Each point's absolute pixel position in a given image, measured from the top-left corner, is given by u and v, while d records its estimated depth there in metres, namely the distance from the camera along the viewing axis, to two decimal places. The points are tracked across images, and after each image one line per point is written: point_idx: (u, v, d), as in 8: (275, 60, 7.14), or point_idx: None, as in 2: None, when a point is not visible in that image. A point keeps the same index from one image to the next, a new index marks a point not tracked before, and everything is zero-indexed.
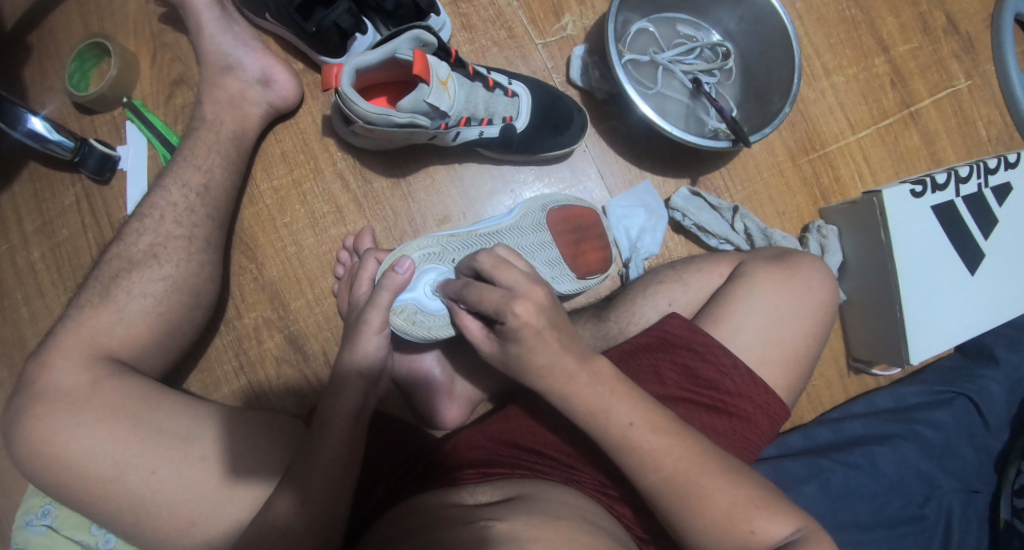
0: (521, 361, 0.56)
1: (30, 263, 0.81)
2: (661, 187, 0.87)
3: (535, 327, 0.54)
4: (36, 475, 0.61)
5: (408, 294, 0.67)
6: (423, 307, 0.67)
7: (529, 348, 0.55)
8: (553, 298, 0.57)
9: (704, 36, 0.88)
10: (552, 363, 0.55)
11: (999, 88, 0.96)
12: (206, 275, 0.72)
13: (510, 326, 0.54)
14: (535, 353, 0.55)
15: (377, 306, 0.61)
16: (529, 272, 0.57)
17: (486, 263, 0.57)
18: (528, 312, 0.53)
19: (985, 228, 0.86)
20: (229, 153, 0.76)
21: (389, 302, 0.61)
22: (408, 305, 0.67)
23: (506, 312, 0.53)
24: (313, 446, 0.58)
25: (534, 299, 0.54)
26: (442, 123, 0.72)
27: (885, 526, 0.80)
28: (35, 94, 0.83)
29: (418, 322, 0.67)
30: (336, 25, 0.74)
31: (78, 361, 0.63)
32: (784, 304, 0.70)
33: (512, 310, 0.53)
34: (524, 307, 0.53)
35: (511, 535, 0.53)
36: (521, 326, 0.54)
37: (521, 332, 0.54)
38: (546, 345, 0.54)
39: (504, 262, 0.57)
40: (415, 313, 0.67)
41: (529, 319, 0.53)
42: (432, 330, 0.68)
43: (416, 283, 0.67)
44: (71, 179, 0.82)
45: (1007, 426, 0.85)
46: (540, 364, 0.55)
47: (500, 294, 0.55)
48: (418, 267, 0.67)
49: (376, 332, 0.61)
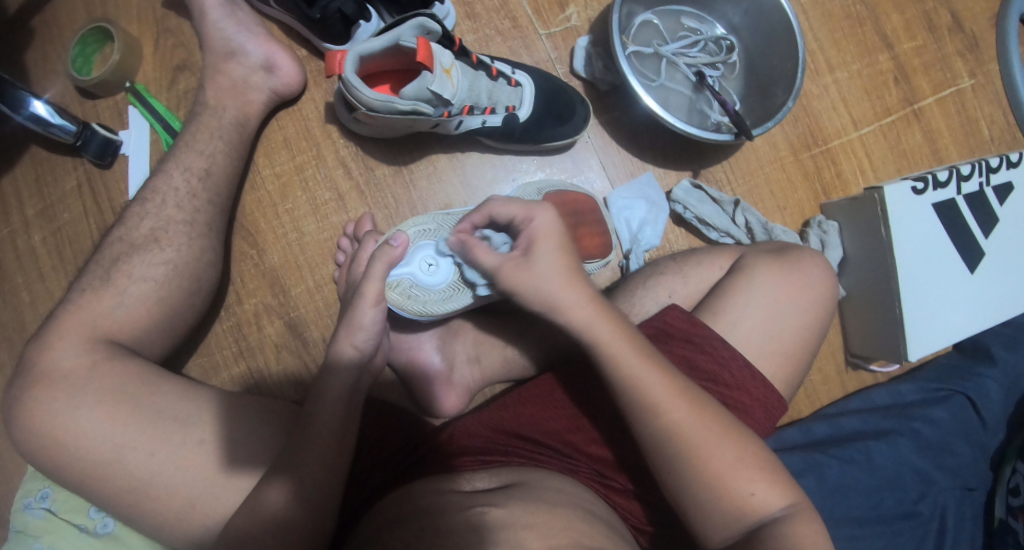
0: (543, 271, 0.57)
1: (31, 247, 0.81)
2: (663, 179, 0.87)
3: (556, 232, 0.59)
4: (35, 457, 0.61)
5: (403, 269, 0.69)
6: (418, 282, 0.69)
7: (554, 250, 0.58)
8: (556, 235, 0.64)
9: (709, 29, 0.88)
10: (569, 271, 0.58)
11: (1002, 87, 0.96)
12: (207, 260, 0.72)
13: (539, 222, 0.59)
14: (557, 261, 0.58)
15: (372, 278, 0.61)
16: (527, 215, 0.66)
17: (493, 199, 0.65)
18: (550, 215, 0.60)
19: (985, 227, 0.86)
20: (232, 139, 0.76)
21: (383, 274, 0.61)
22: (403, 279, 0.69)
23: (535, 209, 0.59)
24: (307, 423, 0.58)
25: (550, 214, 0.62)
26: (445, 111, 0.72)
27: (880, 521, 0.80)
28: (38, 78, 0.83)
29: (413, 296, 0.70)
30: (340, 11, 0.74)
31: (79, 343, 0.63)
32: (783, 297, 0.71)
33: (543, 206, 0.59)
34: (549, 209, 0.60)
35: (507, 521, 0.53)
36: (548, 223, 0.59)
37: (548, 229, 0.59)
38: (563, 253, 0.59)
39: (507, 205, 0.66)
40: (411, 287, 0.69)
41: (553, 218, 0.60)
42: (427, 304, 0.70)
43: (412, 258, 0.69)
44: (73, 163, 0.82)
45: (1003, 425, 0.85)
46: (560, 278, 0.57)
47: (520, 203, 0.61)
48: (414, 242, 0.70)
49: (373, 305, 0.60)
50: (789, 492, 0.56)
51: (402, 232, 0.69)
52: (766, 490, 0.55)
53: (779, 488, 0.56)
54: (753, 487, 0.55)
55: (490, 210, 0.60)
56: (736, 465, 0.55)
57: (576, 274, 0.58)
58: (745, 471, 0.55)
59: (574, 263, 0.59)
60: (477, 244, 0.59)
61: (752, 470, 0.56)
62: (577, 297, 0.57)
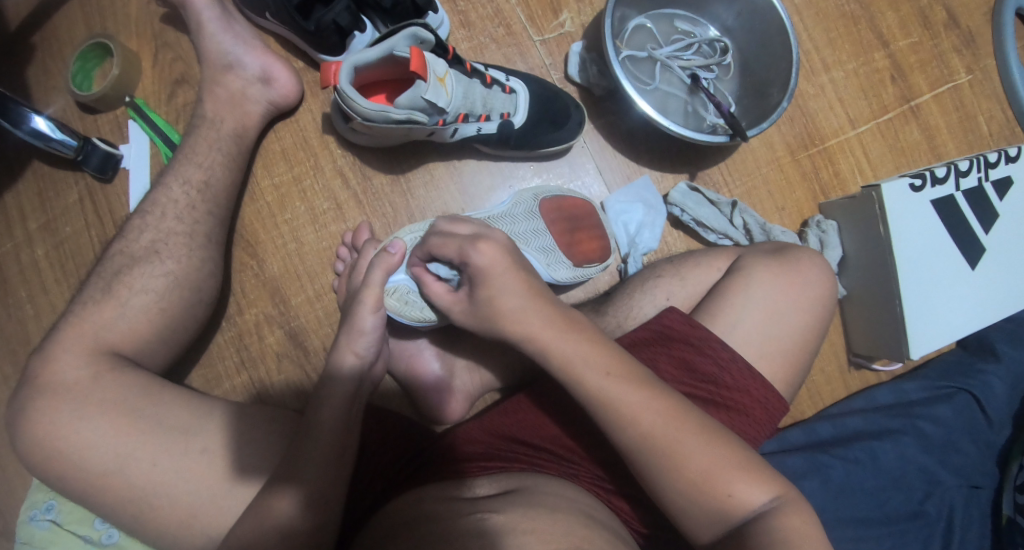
0: (492, 310, 0.60)
1: (34, 261, 0.82)
2: (660, 183, 0.87)
3: (498, 267, 0.60)
4: (39, 468, 0.61)
5: (401, 274, 0.70)
6: (415, 287, 0.70)
7: (495, 286, 0.59)
8: (514, 248, 0.64)
9: (702, 31, 0.89)
10: (518, 306, 0.59)
11: (1000, 82, 0.96)
12: (207, 271, 0.73)
13: (476, 265, 0.60)
14: (498, 296, 0.59)
15: (372, 285, 0.62)
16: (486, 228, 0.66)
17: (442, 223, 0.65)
18: (490, 248, 0.60)
19: (985, 222, 0.85)
20: (230, 150, 0.77)
21: (382, 281, 0.62)
22: (400, 285, 0.69)
23: (472, 251, 0.60)
24: (310, 428, 0.58)
25: (495, 241, 0.61)
26: (440, 119, 0.72)
27: (886, 521, 0.79)
28: (39, 93, 0.84)
29: (411, 302, 0.69)
30: (335, 23, 0.75)
31: (81, 355, 0.63)
32: (781, 297, 0.70)
33: (476, 246, 0.59)
34: (487, 245, 0.60)
35: (507, 527, 0.53)
36: (486, 262, 0.60)
37: (487, 269, 0.59)
38: (509, 287, 0.59)
39: (462, 221, 0.67)
40: (408, 293, 0.70)
41: (492, 255, 0.60)
42: (425, 310, 0.70)
43: (409, 265, 0.70)
44: (75, 177, 0.83)
45: (1009, 422, 0.85)
46: (509, 313, 0.59)
47: (464, 237, 0.62)
48: (410, 249, 0.71)
49: (373, 311, 0.61)
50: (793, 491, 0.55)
51: (400, 239, 0.70)
52: (772, 485, 0.55)
53: (780, 481, 0.55)
54: (755, 489, 0.54)
55: (431, 252, 0.63)
56: (739, 466, 0.55)
57: (525, 300, 0.59)
58: (748, 477, 0.54)
59: (525, 290, 0.60)
60: (430, 283, 0.64)
61: (752, 465, 0.55)
62: (527, 327, 0.58)
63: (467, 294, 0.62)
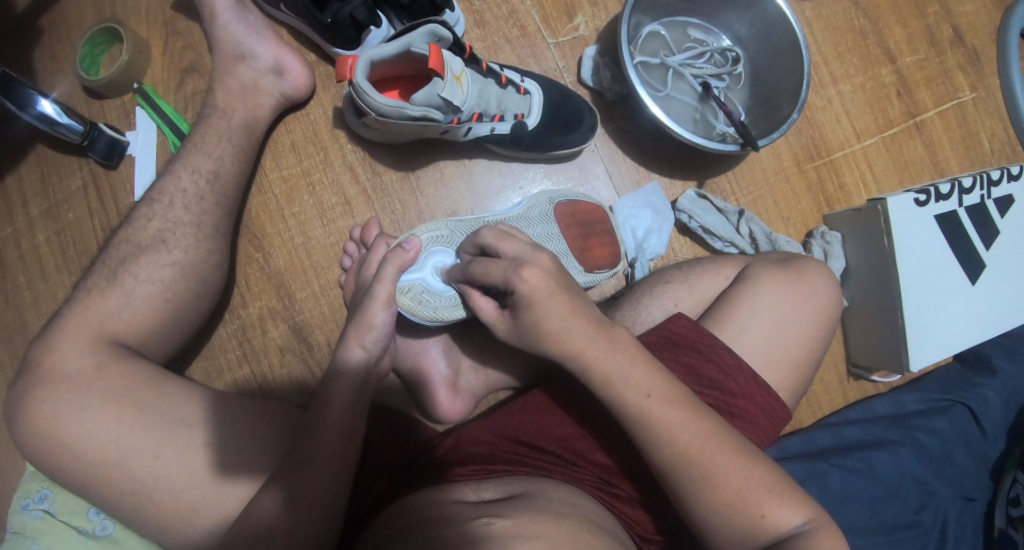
0: (540, 335, 0.57)
1: (34, 246, 0.81)
2: (668, 189, 0.88)
3: (546, 295, 0.55)
4: (38, 458, 0.60)
5: (415, 274, 0.69)
6: (430, 288, 0.69)
7: (543, 313, 0.56)
8: (559, 265, 0.58)
9: (714, 40, 0.89)
10: (567, 330, 0.56)
11: (1002, 101, 0.97)
12: (213, 262, 0.72)
13: (521, 294, 0.55)
14: (548, 321, 0.56)
15: (384, 279, 0.61)
16: (531, 244, 0.60)
17: (487, 238, 0.60)
18: (534, 275, 0.55)
19: (986, 239, 0.87)
20: (240, 141, 0.76)
21: (395, 276, 0.62)
22: (415, 285, 0.69)
23: (515, 280, 0.55)
24: (315, 423, 0.58)
25: (540, 265, 0.56)
26: (454, 118, 0.72)
27: (880, 531, 0.80)
28: (45, 77, 0.83)
29: (425, 302, 0.69)
30: (351, 17, 0.74)
31: (84, 344, 0.62)
32: (787, 306, 0.71)
33: (521, 276, 0.54)
34: (532, 273, 0.55)
35: (512, 532, 0.53)
36: (531, 292, 0.55)
37: (533, 298, 0.55)
38: (558, 313, 0.56)
39: (504, 235, 0.61)
40: (423, 293, 0.69)
41: (537, 283, 0.55)
42: (438, 311, 0.70)
43: (424, 264, 0.69)
44: (79, 163, 0.82)
45: (1004, 435, 0.86)
46: (558, 338, 0.57)
47: (507, 261, 0.57)
48: (426, 249, 0.70)
49: (384, 306, 0.60)
50: (798, 502, 0.56)
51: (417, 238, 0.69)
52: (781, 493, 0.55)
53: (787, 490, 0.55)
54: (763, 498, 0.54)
55: (474, 272, 0.60)
56: (743, 472, 0.55)
57: (575, 321, 0.57)
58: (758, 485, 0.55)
59: (574, 313, 0.57)
60: (476, 300, 0.62)
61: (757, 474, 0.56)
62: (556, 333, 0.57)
63: (511, 315, 0.59)
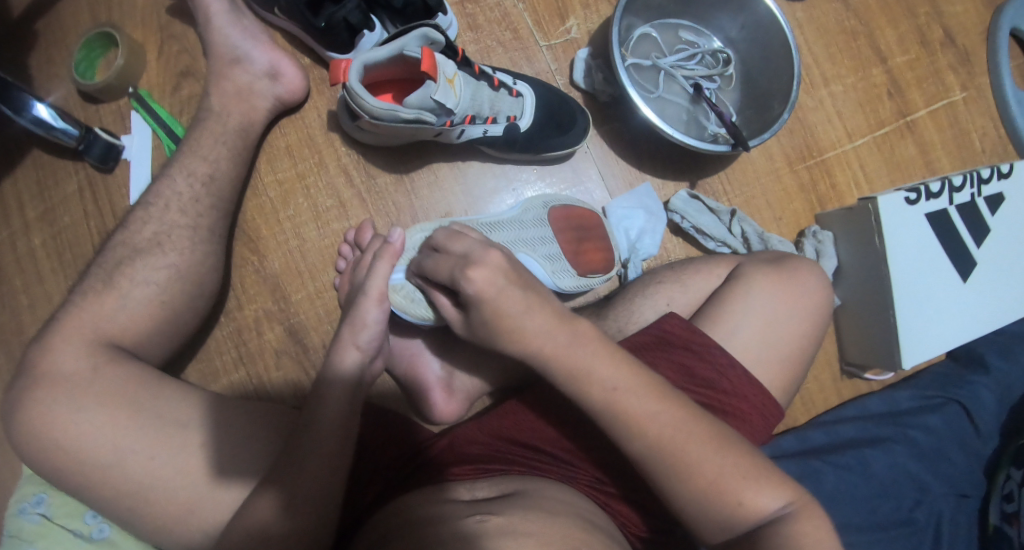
0: (491, 332, 0.59)
1: (31, 250, 0.81)
2: (661, 190, 0.88)
3: (495, 292, 0.56)
4: (35, 460, 0.61)
5: (408, 271, 0.71)
6: None
7: (493, 310, 0.57)
8: (510, 262, 0.59)
9: (706, 42, 0.90)
10: (523, 325, 0.57)
11: (993, 100, 0.98)
12: (209, 265, 0.73)
13: (468, 293, 0.57)
14: (502, 318, 0.57)
15: (376, 277, 0.63)
16: (481, 241, 0.61)
17: (440, 237, 0.62)
18: (482, 274, 0.56)
19: (977, 237, 0.87)
20: (236, 145, 0.77)
21: (388, 271, 0.63)
22: (407, 281, 0.70)
23: (462, 280, 0.56)
24: (311, 424, 0.58)
25: (490, 264, 0.57)
26: (447, 120, 0.73)
27: (875, 528, 0.81)
28: (40, 81, 0.83)
29: (417, 299, 0.70)
30: (345, 20, 0.75)
31: (80, 347, 0.63)
32: (779, 306, 0.72)
33: (467, 274, 0.56)
34: (479, 273, 0.56)
35: (506, 529, 0.53)
36: (479, 291, 0.56)
37: (481, 296, 0.56)
38: (511, 309, 0.57)
39: (458, 234, 0.62)
40: (415, 290, 0.70)
41: (485, 282, 0.56)
42: (430, 308, 0.70)
43: None
44: (75, 167, 0.82)
45: (997, 433, 0.86)
46: (509, 335, 0.58)
47: (457, 260, 0.58)
48: (419, 248, 0.72)
49: (376, 302, 0.62)
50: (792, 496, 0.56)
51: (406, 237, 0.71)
52: (776, 485, 0.55)
53: (785, 482, 0.55)
54: (762, 499, 0.55)
55: (428, 272, 0.62)
56: (738, 468, 0.55)
57: (528, 318, 0.57)
58: (750, 485, 0.55)
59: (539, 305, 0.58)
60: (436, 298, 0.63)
61: (754, 473, 0.56)
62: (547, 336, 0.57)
63: (465, 313, 0.60)
